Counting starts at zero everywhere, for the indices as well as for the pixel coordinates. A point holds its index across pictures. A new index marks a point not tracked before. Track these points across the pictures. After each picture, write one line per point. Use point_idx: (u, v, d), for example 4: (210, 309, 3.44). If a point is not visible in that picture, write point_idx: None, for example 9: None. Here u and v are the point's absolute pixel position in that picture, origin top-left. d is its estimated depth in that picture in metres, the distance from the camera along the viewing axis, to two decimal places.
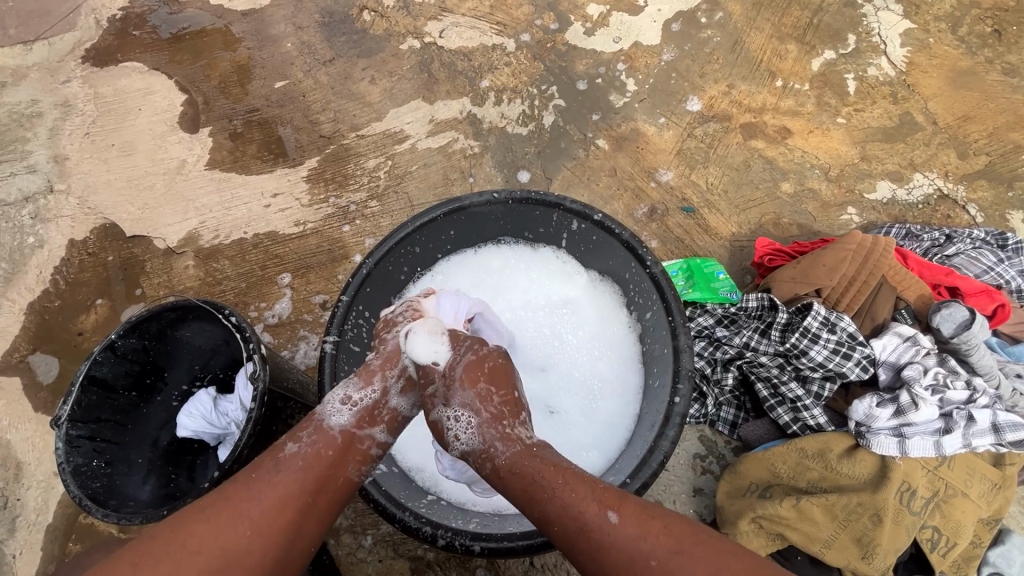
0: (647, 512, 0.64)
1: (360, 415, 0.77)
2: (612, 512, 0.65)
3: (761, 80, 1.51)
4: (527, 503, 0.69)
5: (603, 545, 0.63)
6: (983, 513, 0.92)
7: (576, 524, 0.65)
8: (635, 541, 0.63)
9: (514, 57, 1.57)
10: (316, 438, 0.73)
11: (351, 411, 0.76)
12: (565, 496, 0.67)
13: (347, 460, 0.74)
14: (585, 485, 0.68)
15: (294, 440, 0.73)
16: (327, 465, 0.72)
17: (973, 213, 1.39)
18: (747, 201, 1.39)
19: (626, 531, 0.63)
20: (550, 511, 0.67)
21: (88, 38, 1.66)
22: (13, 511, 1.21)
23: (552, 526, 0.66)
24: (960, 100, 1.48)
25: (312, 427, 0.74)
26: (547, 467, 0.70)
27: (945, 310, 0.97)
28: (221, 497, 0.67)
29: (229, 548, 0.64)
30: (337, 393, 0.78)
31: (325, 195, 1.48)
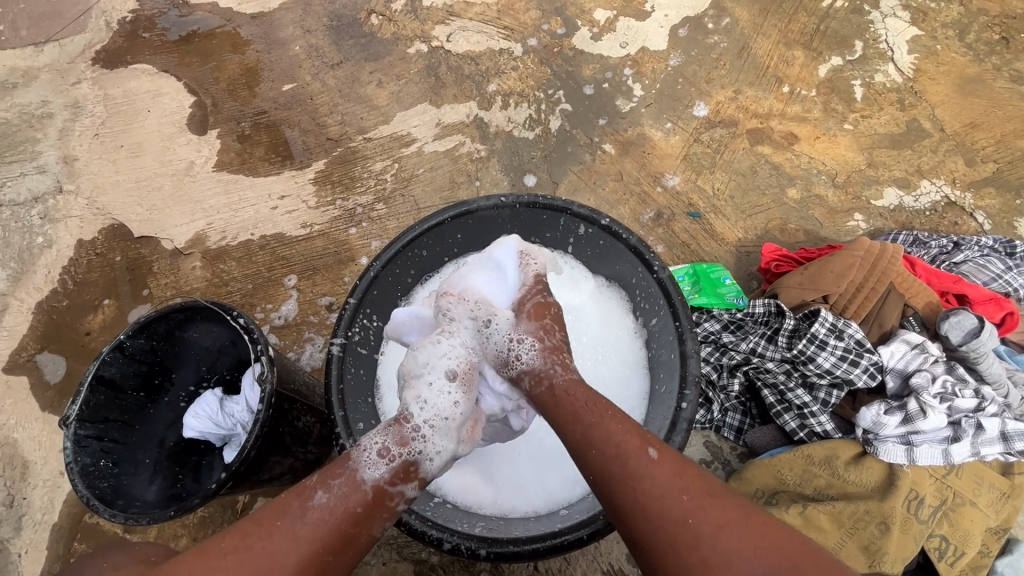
0: (683, 461, 0.65)
1: (396, 468, 0.70)
2: (653, 449, 0.65)
3: (767, 85, 1.51)
4: (569, 421, 0.69)
5: (639, 471, 0.64)
6: (991, 522, 0.91)
7: (616, 450, 0.65)
8: (669, 480, 0.63)
9: (521, 61, 1.57)
10: (347, 490, 0.68)
11: (387, 465, 0.70)
12: (610, 427, 0.67)
13: (375, 513, 0.69)
14: (634, 425, 0.68)
15: (324, 487, 0.68)
16: (353, 522, 0.67)
17: (981, 221, 1.38)
18: (753, 206, 1.39)
19: (663, 471, 0.64)
20: (593, 434, 0.67)
21: (98, 40, 1.67)
22: (19, 510, 1.21)
23: (592, 447, 0.66)
24: (967, 107, 1.48)
25: (344, 477, 0.69)
26: (594, 400, 0.70)
27: (953, 318, 0.97)
28: (239, 541, 0.64)
29: (257, 553, 0.63)
30: (375, 440, 0.71)
31: (332, 198, 1.49)
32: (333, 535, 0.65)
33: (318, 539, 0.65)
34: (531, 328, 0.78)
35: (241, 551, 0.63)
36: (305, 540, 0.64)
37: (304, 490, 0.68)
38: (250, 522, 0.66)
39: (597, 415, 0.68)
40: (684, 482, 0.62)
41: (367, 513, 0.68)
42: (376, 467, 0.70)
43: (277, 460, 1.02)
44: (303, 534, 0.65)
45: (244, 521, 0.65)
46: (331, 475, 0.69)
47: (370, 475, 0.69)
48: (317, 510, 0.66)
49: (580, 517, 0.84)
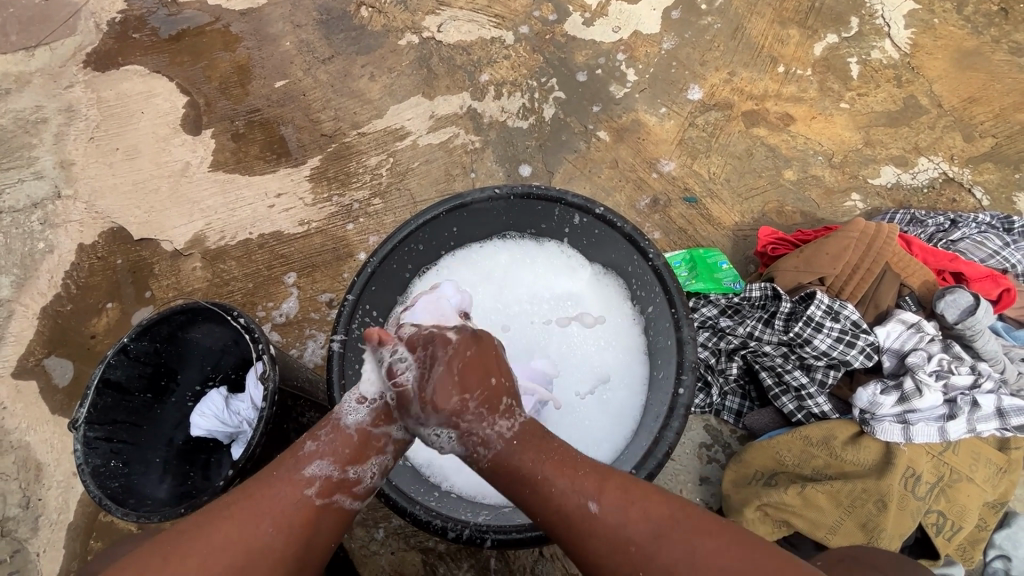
0: (624, 496, 0.66)
1: (376, 409, 0.75)
2: (592, 502, 0.66)
3: (762, 66, 1.50)
4: (514, 492, 0.70)
5: (585, 532, 0.65)
6: (989, 497, 0.92)
7: (559, 513, 0.66)
8: (620, 526, 0.64)
9: (513, 50, 1.56)
10: (333, 436, 0.73)
11: (367, 409, 0.76)
12: (547, 489, 0.67)
13: (367, 445, 0.74)
14: (578, 474, 0.68)
15: (313, 438, 0.73)
16: (346, 461, 0.72)
17: (980, 196, 1.38)
18: (750, 189, 1.39)
19: (612, 520, 0.65)
20: (536, 503, 0.68)
21: (88, 42, 1.67)
22: (35, 510, 1.24)
23: (536, 514, 0.68)
24: (965, 81, 1.46)
25: (329, 426, 0.74)
26: (534, 456, 0.70)
27: (948, 297, 0.97)
28: (240, 496, 0.68)
29: (261, 501, 0.67)
30: (354, 391, 0.77)
31: (328, 194, 1.49)
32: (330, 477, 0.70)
33: (317, 480, 0.70)
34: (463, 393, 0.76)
35: (246, 497, 0.67)
36: (304, 482, 0.69)
37: (295, 445, 0.73)
38: (247, 483, 0.70)
39: (538, 482, 0.68)
40: (634, 536, 0.63)
41: (358, 450, 0.73)
42: (358, 412, 0.76)
43: None
44: (301, 477, 0.70)
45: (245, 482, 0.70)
46: (318, 428, 0.74)
47: (353, 420, 0.75)
48: (308, 456, 0.71)
49: None
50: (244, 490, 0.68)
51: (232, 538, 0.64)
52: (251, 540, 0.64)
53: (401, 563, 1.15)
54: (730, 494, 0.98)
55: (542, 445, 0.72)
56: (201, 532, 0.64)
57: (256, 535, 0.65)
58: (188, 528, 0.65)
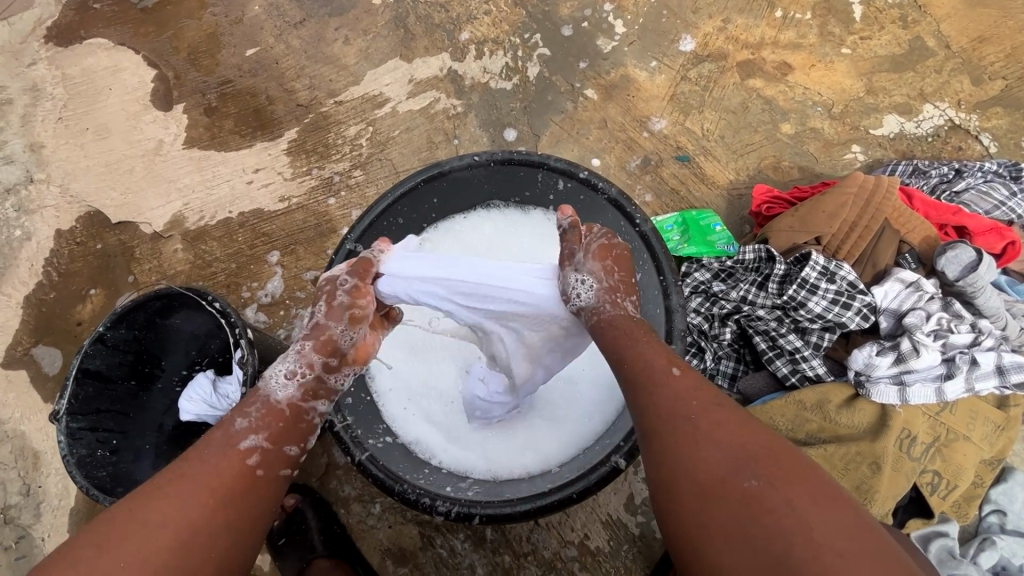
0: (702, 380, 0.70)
1: (301, 383, 0.77)
2: (676, 367, 0.71)
3: (758, 11, 1.40)
4: (612, 346, 0.76)
5: (656, 384, 0.69)
6: (986, 454, 0.90)
7: (644, 365, 0.71)
8: (686, 392, 0.68)
9: (494, 5, 1.47)
10: (263, 412, 0.74)
11: (296, 384, 0.77)
12: (642, 348, 0.74)
13: (295, 418, 0.76)
14: (665, 353, 0.74)
15: (242, 415, 0.72)
16: (277, 434, 0.73)
17: (987, 143, 1.31)
18: (746, 144, 1.32)
19: (682, 385, 0.69)
20: (628, 354, 0.74)
21: (48, 15, 1.58)
22: (37, 497, 1.25)
23: (622, 363, 0.73)
24: (975, 19, 1.37)
25: (258, 402, 0.74)
26: (641, 335, 0.76)
27: (950, 253, 0.93)
28: (170, 477, 0.65)
29: (192, 480, 0.65)
30: (281, 365, 0.77)
31: (307, 168, 1.44)
32: (266, 450, 0.71)
33: (254, 449, 0.70)
34: (594, 270, 0.82)
35: (176, 481, 0.65)
36: (240, 453, 0.69)
37: (224, 424, 0.72)
38: (174, 465, 0.67)
39: (642, 343, 0.74)
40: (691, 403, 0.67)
41: (286, 421, 0.75)
42: (287, 382, 0.76)
43: None
44: (237, 445, 0.70)
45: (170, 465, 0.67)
46: (245, 405, 0.74)
47: (282, 394, 0.76)
48: (241, 431, 0.71)
49: (570, 475, 0.85)
50: (177, 470, 0.66)
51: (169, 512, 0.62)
52: (185, 519, 0.62)
53: (398, 537, 1.15)
54: None
55: (645, 330, 0.78)
56: (139, 508, 0.63)
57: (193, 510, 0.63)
58: (117, 514, 0.62)
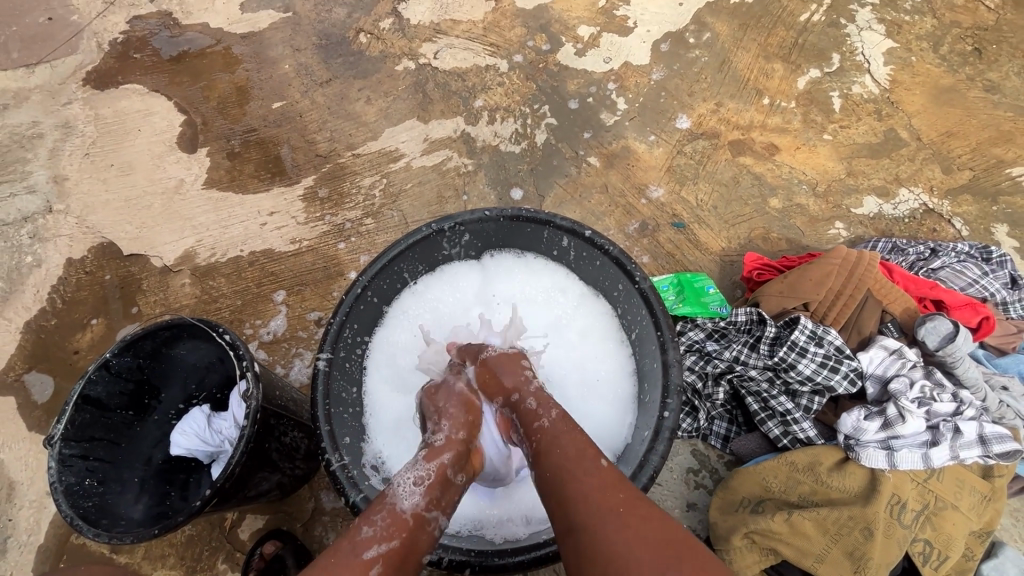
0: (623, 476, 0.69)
1: (428, 485, 0.74)
2: (601, 458, 0.70)
3: (747, 98, 1.54)
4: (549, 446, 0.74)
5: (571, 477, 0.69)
6: (974, 526, 0.91)
7: (573, 455, 0.71)
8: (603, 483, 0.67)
9: (507, 77, 1.60)
10: (389, 521, 0.69)
11: (421, 489, 0.74)
12: (571, 439, 0.74)
13: (426, 522, 0.72)
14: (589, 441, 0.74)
15: (370, 522, 0.68)
16: (403, 547, 0.68)
17: (959, 227, 1.40)
18: (736, 216, 1.41)
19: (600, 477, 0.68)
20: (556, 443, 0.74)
21: (89, 61, 1.69)
22: (4, 531, 1.18)
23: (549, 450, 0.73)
24: (943, 116, 1.52)
25: (385, 510, 0.70)
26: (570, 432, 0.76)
27: (929, 323, 0.98)
28: None
29: None
30: (409, 472, 0.75)
31: (320, 214, 1.50)
32: (389, 561, 0.65)
33: (378, 559, 0.65)
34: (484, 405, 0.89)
35: None
36: (362, 564, 0.64)
37: (349, 529, 0.68)
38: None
39: (568, 435, 0.74)
40: (585, 449, 0.72)
41: (407, 544, 0.68)
42: (412, 497, 0.72)
43: (265, 476, 0.99)
44: (361, 553, 0.65)
45: None
46: (373, 511, 0.70)
47: (408, 504, 0.71)
48: (367, 540, 0.66)
49: None
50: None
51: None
52: None
53: None
54: (716, 522, 0.97)
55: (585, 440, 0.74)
56: None
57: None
58: None
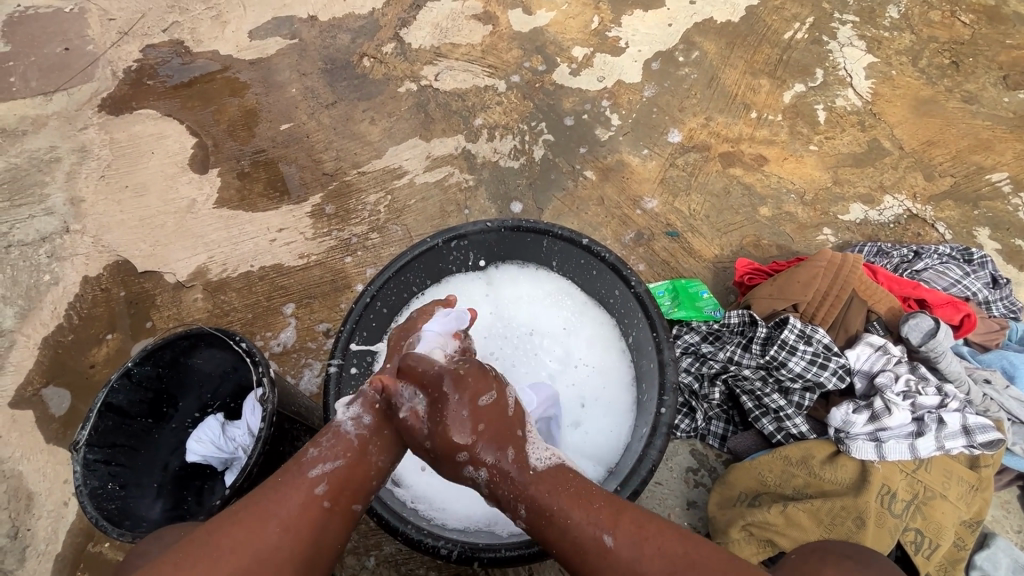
0: (640, 525, 0.67)
1: (377, 406, 0.78)
2: (608, 533, 0.67)
3: (736, 112, 1.61)
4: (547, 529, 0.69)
5: (598, 560, 0.66)
6: (964, 515, 0.94)
7: (575, 546, 0.67)
8: (635, 559, 0.65)
9: (505, 97, 1.68)
10: (334, 441, 0.74)
11: (362, 414, 0.77)
12: (570, 518, 0.68)
13: (372, 450, 0.76)
14: (590, 504, 0.70)
15: (314, 445, 0.74)
16: (349, 471, 0.73)
17: (943, 231, 1.46)
18: (728, 224, 1.47)
19: (627, 553, 0.65)
20: (552, 531, 0.69)
21: (105, 88, 1.77)
22: (21, 542, 1.21)
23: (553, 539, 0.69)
24: (923, 126, 1.58)
25: (329, 432, 0.75)
26: (559, 495, 0.70)
27: (911, 320, 1.02)
28: (242, 511, 0.67)
29: (268, 509, 0.68)
30: (353, 402, 0.79)
31: (328, 229, 1.56)
32: (335, 476, 0.72)
33: (322, 478, 0.71)
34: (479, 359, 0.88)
35: (250, 513, 0.67)
36: (308, 483, 0.70)
37: (295, 453, 0.74)
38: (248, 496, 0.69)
39: (560, 510, 0.69)
40: (591, 525, 0.68)
41: (355, 465, 0.74)
42: (358, 423, 0.77)
43: None
44: (306, 473, 0.71)
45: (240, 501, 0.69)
46: (319, 436, 0.75)
47: (353, 426, 0.76)
48: (311, 460, 0.72)
49: None
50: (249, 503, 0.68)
51: (283, 512, 0.68)
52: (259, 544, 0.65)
53: None
54: (715, 516, 1.00)
55: (578, 483, 0.72)
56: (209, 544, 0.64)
57: (303, 520, 0.68)
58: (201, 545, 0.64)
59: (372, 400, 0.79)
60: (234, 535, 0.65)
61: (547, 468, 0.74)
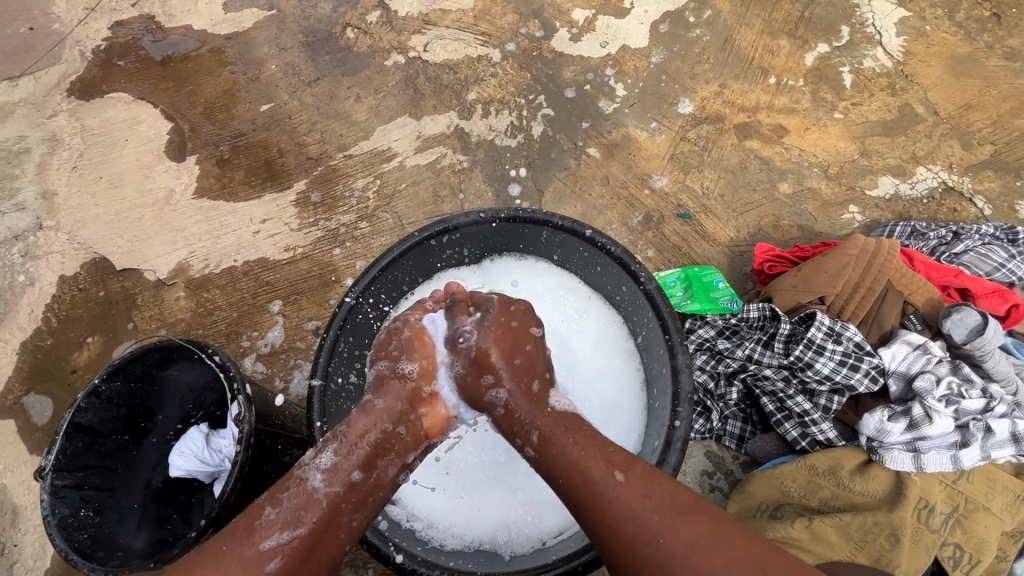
0: (651, 476, 0.68)
1: (349, 468, 0.71)
2: (619, 471, 0.67)
3: (753, 78, 1.47)
4: (550, 458, 0.71)
5: (604, 497, 0.66)
6: (1007, 526, 0.88)
7: (583, 478, 0.68)
8: (640, 503, 0.65)
9: (500, 68, 1.54)
10: (296, 502, 0.69)
11: (331, 475, 0.71)
12: (580, 452, 0.70)
13: (342, 511, 0.70)
14: (609, 447, 0.71)
15: (273, 504, 0.68)
16: (311, 537, 0.68)
17: (981, 205, 1.34)
18: (744, 203, 1.36)
19: (632, 494, 0.66)
20: (559, 461, 0.70)
21: (73, 70, 1.65)
22: (12, 557, 1.18)
23: (559, 474, 0.69)
24: (961, 88, 1.44)
25: (291, 491, 0.69)
26: (579, 434, 0.72)
27: (955, 315, 0.94)
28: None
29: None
30: (323, 458, 0.71)
31: (314, 219, 1.46)
32: (291, 548, 0.66)
33: (278, 551, 0.66)
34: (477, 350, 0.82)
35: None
36: (261, 555, 0.65)
37: (255, 509, 0.69)
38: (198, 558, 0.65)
39: (576, 442, 0.71)
40: (602, 462, 0.69)
41: (320, 531, 0.69)
42: (326, 480, 0.70)
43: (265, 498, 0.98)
44: (261, 543, 0.66)
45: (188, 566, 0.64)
46: (279, 491, 0.70)
47: (320, 483, 0.70)
48: (266, 526, 0.67)
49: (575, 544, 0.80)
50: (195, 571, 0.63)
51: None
52: None
53: None
54: None
55: (592, 430, 0.74)
56: None
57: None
58: None
59: (343, 454, 0.72)
60: None
61: (561, 412, 0.77)
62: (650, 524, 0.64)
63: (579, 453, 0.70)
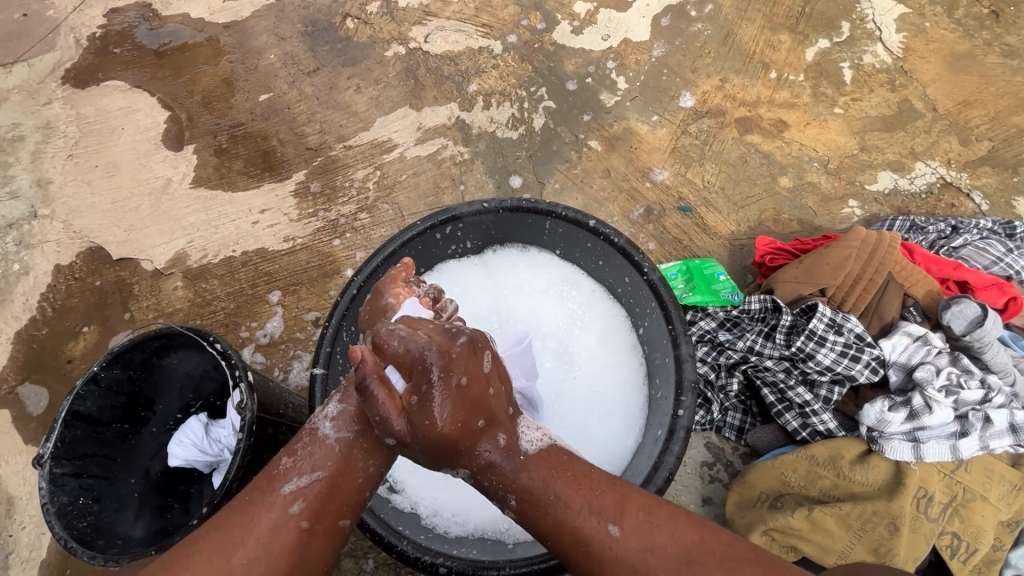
0: (646, 515, 0.65)
1: (355, 414, 0.71)
2: (612, 525, 0.65)
3: (754, 72, 1.47)
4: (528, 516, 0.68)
5: (602, 559, 0.64)
6: (1004, 516, 0.89)
7: (575, 538, 0.65)
8: (639, 554, 0.64)
9: (502, 60, 1.53)
10: (308, 450, 0.69)
11: (339, 420, 0.70)
12: (563, 509, 0.66)
13: (357, 456, 0.69)
14: (597, 489, 0.67)
15: (288, 454, 0.69)
16: (331, 482, 0.68)
17: (978, 201, 1.35)
18: (745, 197, 1.36)
19: (631, 546, 0.64)
20: (544, 523, 0.67)
21: (68, 58, 1.63)
22: (6, 547, 1.17)
23: (548, 539, 0.66)
24: (960, 85, 1.45)
25: (303, 440, 0.69)
26: (561, 475, 0.68)
27: (955, 307, 0.95)
28: (214, 525, 0.65)
29: (236, 530, 0.64)
30: (332, 405, 0.72)
31: (313, 210, 1.45)
32: (309, 492, 0.66)
33: (296, 496, 0.66)
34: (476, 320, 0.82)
35: (217, 530, 0.64)
36: (282, 501, 0.66)
37: (273, 460, 0.70)
38: (223, 508, 0.67)
39: (557, 488, 0.68)
40: (588, 515, 0.66)
41: (339, 476, 0.68)
42: (337, 426, 0.70)
43: None
44: (279, 489, 0.66)
45: (215, 514, 0.66)
46: (295, 442, 0.70)
47: (332, 430, 0.70)
48: (283, 473, 0.67)
49: None
50: (218, 521, 0.65)
51: (254, 535, 0.64)
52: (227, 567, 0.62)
53: None
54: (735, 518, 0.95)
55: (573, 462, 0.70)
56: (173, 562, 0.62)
57: (275, 544, 0.63)
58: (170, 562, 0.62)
59: (351, 400, 0.72)
60: (203, 562, 0.62)
61: None
62: (658, 571, 0.63)
63: (563, 501, 0.67)
